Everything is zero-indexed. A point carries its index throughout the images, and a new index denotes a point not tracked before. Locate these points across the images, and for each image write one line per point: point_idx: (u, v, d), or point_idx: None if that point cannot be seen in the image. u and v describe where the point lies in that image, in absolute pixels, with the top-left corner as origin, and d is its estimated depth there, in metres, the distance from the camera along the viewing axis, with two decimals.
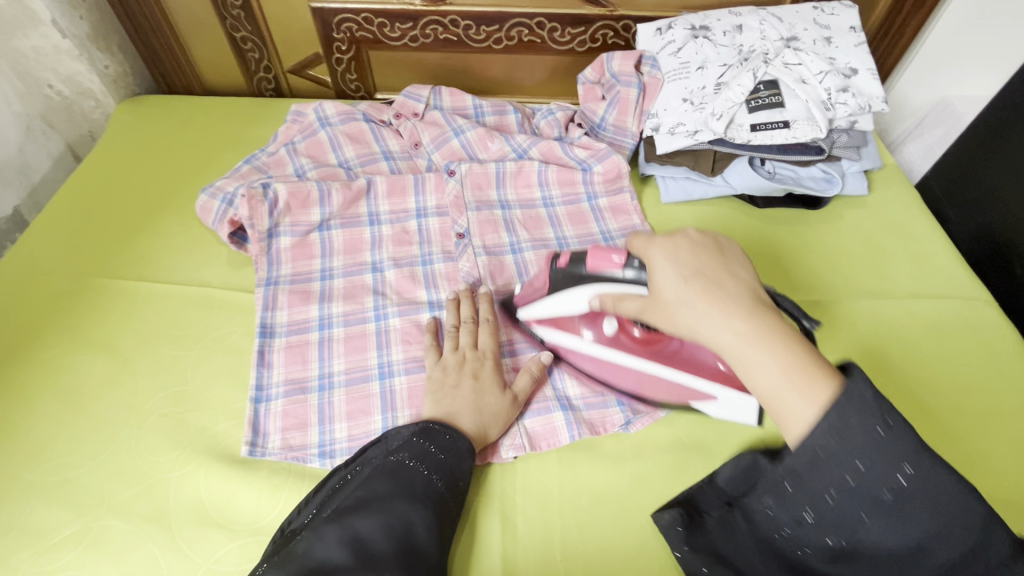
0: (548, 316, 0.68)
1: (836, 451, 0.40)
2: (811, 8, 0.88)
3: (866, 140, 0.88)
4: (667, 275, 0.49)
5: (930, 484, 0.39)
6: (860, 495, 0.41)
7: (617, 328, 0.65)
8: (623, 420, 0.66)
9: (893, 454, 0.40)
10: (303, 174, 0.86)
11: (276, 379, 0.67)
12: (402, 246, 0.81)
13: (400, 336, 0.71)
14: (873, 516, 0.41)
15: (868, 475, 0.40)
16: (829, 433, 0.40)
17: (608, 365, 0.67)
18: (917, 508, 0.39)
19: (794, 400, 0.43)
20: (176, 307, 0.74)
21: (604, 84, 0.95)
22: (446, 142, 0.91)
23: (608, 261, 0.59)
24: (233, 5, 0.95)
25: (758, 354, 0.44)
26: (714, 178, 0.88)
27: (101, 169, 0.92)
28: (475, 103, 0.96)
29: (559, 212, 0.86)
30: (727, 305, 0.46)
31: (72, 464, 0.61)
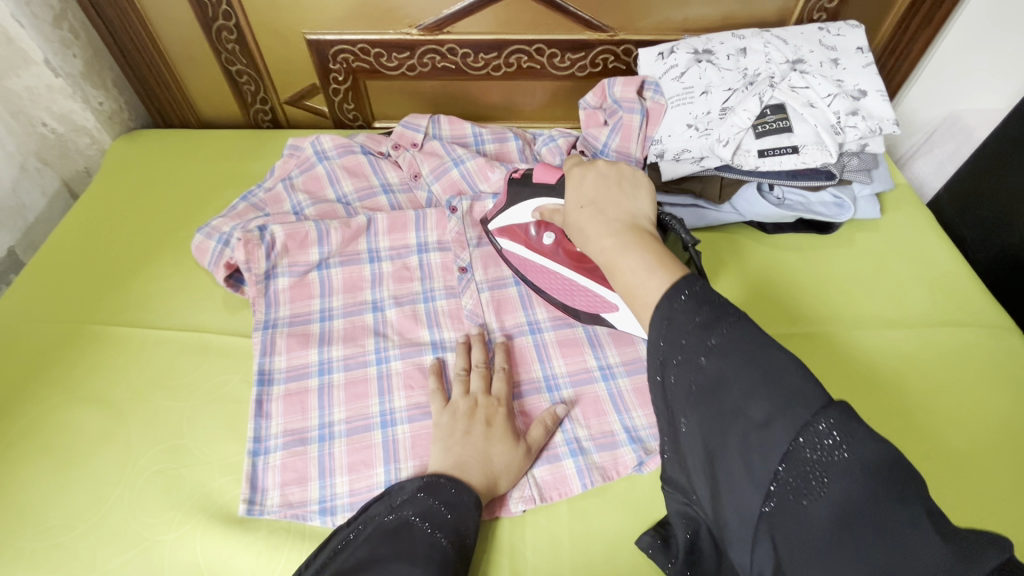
0: (503, 226, 0.75)
1: (666, 338, 0.41)
2: (816, 29, 0.86)
3: (877, 162, 0.86)
4: (572, 203, 0.55)
5: (742, 351, 0.38)
6: (695, 372, 0.39)
7: (555, 239, 0.71)
8: (636, 460, 0.63)
9: (707, 326, 0.40)
10: (301, 211, 0.84)
11: (274, 430, 0.65)
12: (404, 284, 0.79)
13: (403, 380, 0.69)
14: (699, 387, 0.39)
15: (690, 345, 0.40)
16: (663, 320, 0.42)
17: (541, 271, 0.73)
18: (731, 372, 0.38)
19: (640, 290, 0.45)
20: (172, 353, 0.72)
21: (606, 109, 0.93)
22: (446, 172, 0.89)
23: (548, 175, 0.67)
24: (228, 39, 0.94)
25: (618, 256, 0.48)
26: (722, 205, 0.85)
27: (95, 207, 0.91)
28: (474, 131, 0.95)
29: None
30: (606, 223, 0.51)
31: (63, 527, 0.59)
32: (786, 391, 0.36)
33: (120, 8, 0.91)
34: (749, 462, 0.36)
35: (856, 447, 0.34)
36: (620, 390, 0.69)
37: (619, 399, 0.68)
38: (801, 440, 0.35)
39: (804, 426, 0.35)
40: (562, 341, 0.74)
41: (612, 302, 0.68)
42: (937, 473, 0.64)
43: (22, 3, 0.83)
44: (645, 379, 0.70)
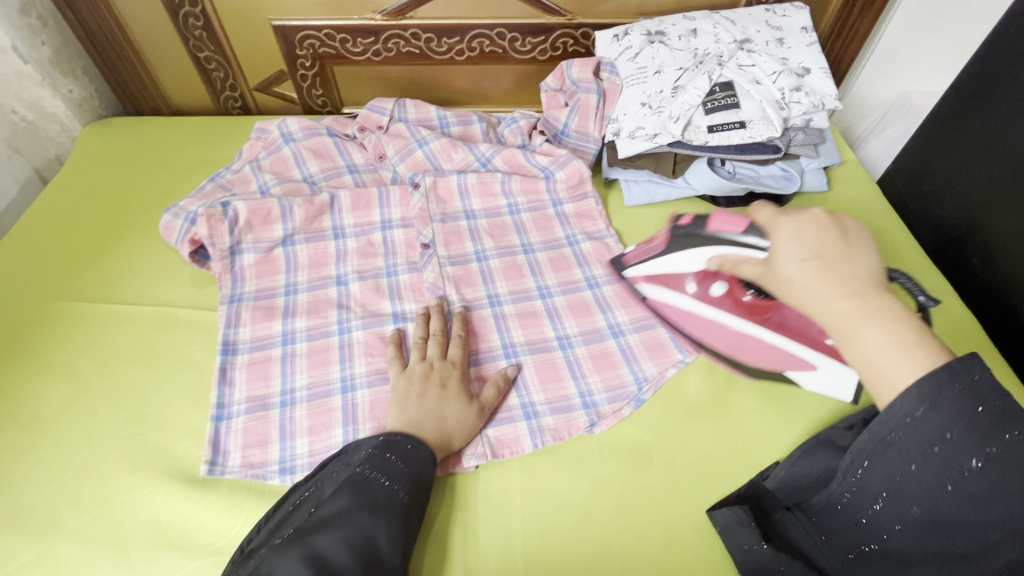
0: (651, 276, 0.76)
1: (923, 427, 0.44)
2: (763, 11, 0.89)
3: (823, 137, 0.90)
4: (790, 255, 0.54)
5: (1012, 460, 0.44)
6: (948, 465, 0.44)
7: (725, 290, 0.72)
8: (588, 422, 0.66)
9: (974, 430, 0.44)
10: (267, 191, 0.86)
11: (237, 397, 0.67)
12: (367, 259, 0.81)
13: (363, 349, 0.71)
14: (954, 483, 0.44)
15: (956, 443, 0.44)
16: (926, 406, 0.44)
17: (707, 324, 0.72)
18: (994, 478, 0.43)
19: (888, 368, 0.46)
20: (139, 327, 0.74)
21: (566, 91, 0.95)
22: (410, 153, 0.91)
23: (733, 224, 0.71)
24: (195, 26, 0.96)
25: (860, 326, 0.48)
26: (676, 179, 0.89)
27: (65, 192, 0.92)
28: (439, 114, 0.97)
29: (525, 218, 0.87)
30: (840, 281, 0.50)
31: (29, 491, 0.60)
32: None
33: None
34: (991, 551, 0.43)
35: None
36: (576, 356, 0.72)
37: (575, 365, 0.71)
38: None
39: None
40: (521, 313, 0.76)
41: (807, 361, 0.68)
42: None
43: None
44: (601, 346, 0.73)
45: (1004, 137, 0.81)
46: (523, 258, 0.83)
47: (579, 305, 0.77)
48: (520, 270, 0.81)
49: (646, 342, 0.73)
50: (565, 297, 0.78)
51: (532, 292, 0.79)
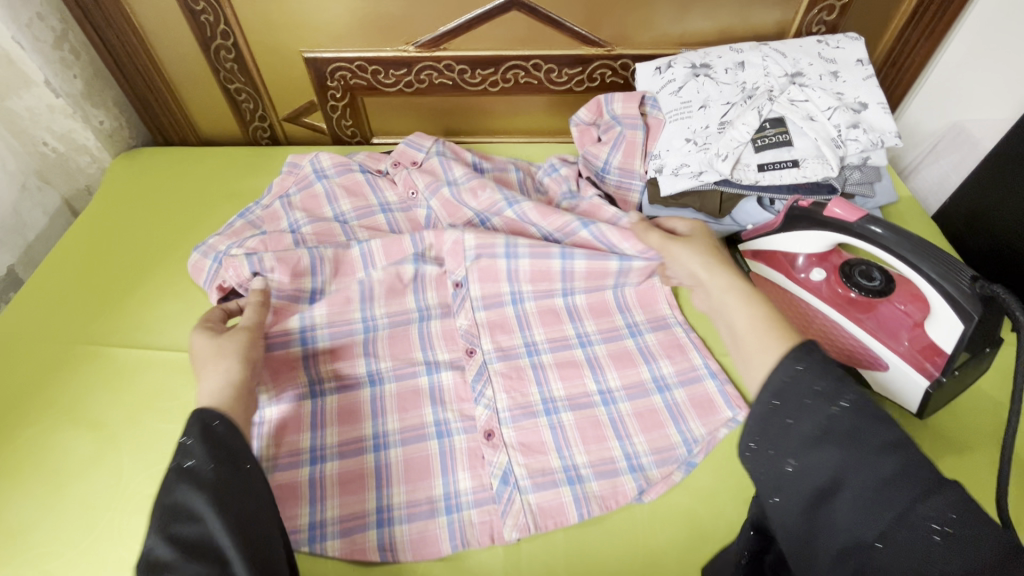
0: (760, 251, 0.76)
1: (793, 378, 0.37)
2: (815, 42, 0.85)
3: (879, 175, 0.84)
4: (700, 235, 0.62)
5: (864, 413, 0.34)
6: (822, 409, 0.35)
7: (825, 277, 0.70)
8: (637, 490, 0.61)
9: (829, 365, 0.37)
10: (301, 237, 0.80)
11: (263, 453, 0.63)
12: (395, 299, 0.75)
13: (396, 403, 0.68)
14: (800, 422, 0.35)
15: (819, 390, 0.35)
16: (789, 366, 0.37)
17: (796, 306, 0.72)
18: (856, 427, 0.34)
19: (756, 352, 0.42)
20: (165, 374, 0.71)
21: (601, 125, 0.92)
22: (440, 189, 0.85)
23: (847, 215, 0.64)
24: (226, 58, 0.95)
25: (724, 300, 0.50)
26: (723, 219, 0.83)
27: (94, 226, 0.91)
28: (475, 159, 0.93)
29: (579, 266, 0.74)
30: (701, 252, 0.58)
31: (52, 554, 0.58)
32: (919, 458, 0.32)
33: (120, 28, 0.92)
34: (855, 522, 0.31)
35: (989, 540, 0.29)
36: (621, 414, 0.67)
37: (620, 424, 0.66)
38: (925, 505, 0.30)
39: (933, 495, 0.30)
40: (560, 363, 0.72)
41: (881, 360, 0.64)
42: None
43: (23, 25, 0.83)
44: (646, 402, 0.68)
45: None
46: (561, 301, 0.78)
47: (622, 355, 0.73)
48: (559, 316, 0.77)
49: (695, 399, 0.68)
50: (606, 346, 0.74)
51: (572, 341, 0.74)
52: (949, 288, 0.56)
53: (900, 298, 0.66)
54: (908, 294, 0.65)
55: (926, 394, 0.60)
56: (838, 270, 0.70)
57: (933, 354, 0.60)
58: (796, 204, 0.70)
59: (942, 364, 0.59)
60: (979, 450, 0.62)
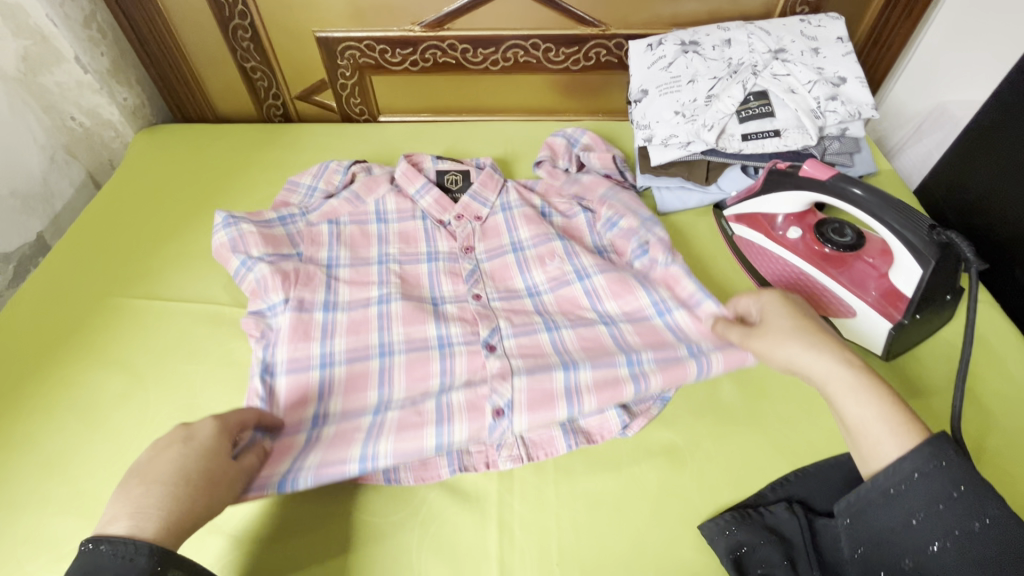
0: (743, 214, 0.81)
1: (927, 484, 0.42)
2: (798, 21, 0.90)
3: (858, 147, 0.89)
4: (778, 317, 0.56)
5: (1004, 539, 0.39)
6: (951, 522, 0.40)
7: (801, 235, 0.75)
8: (620, 425, 0.66)
9: (961, 477, 0.41)
10: (332, 314, 0.73)
11: (280, 359, 0.68)
12: (409, 436, 0.59)
13: (402, 316, 0.73)
14: (939, 539, 0.40)
15: (957, 506, 0.40)
16: (916, 468, 0.42)
17: (773, 262, 0.77)
18: (994, 555, 0.39)
19: (884, 447, 0.45)
20: (186, 323, 0.77)
21: (569, 177, 0.91)
22: (502, 258, 0.82)
23: (819, 172, 0.68)
24: (243, 38, 1.01)
25: (844, 395, 0.48)
26: (709, 186, 0.89)
27: (119, 195, 0.97)
28: (543, 204, 0.88)
29: (649, 368, 0.64)
30: (797, 342, 0.52)
31: (86, 476, 0.63)
32: None
33: (145, 9, 0.98)
34: None
35: None
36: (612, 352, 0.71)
37: None
38: None
39: None
40: (561, 302, 0.75)
41: (849, 307, 0.69)
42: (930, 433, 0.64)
43: (57, 6, 0.89)
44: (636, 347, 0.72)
45: None
46: (579, 286, 0.76)
47: (571, 302, 0.75)
48: (553, 255, 0.80)
49: None
50: (555, 295, 0.76)
51: (571, 278, 0.77)
52: (909, 235, 0.62)
53: (871, 253, 0.71)
54: (877, 249, 0.70)
55: (890, 336, 0.65)
56: (813, 229, 0.75)
57: (897, 300, 0.65)
58: (774, 167, 0.75)
59: (904, 308, 0.64)
60: (941, 393, 0.67)
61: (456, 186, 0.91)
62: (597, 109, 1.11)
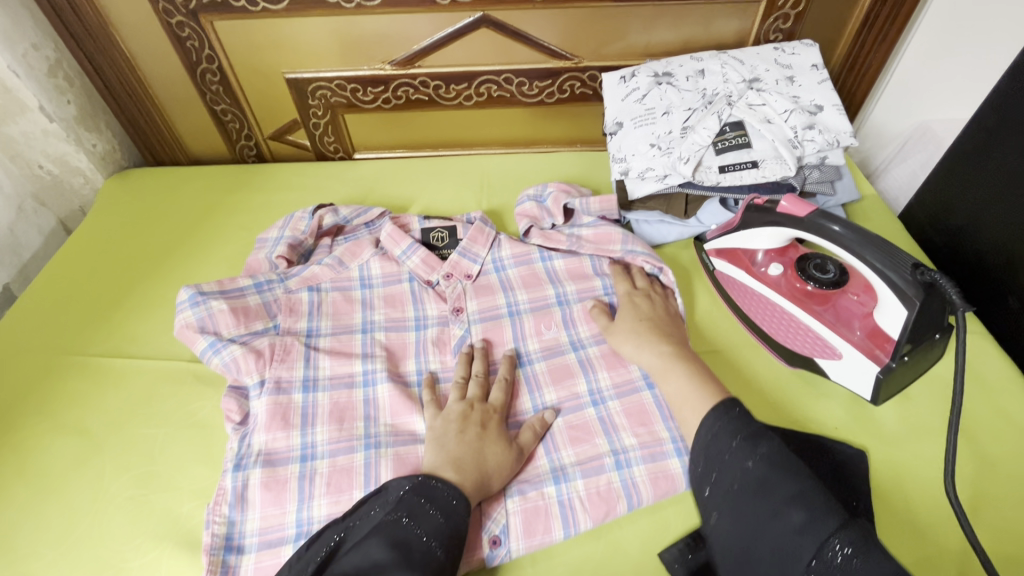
0: (723, 248, 0.78)
1: (716, 434, 0.53)
2: (772, 49, 0.89)
3: (840, 174, 0.87)
4: (625, 317, 0.72)
5: (776, 462, 0.49)
6: (736, 462, 0.51)
7: (783, 270, 0.73)
8: (623, 488, 0.61)
9: (735, 428, 0.53)
10: (312, 395, 0.69)
11: (255, 448, 0.65)
12: None
13: (389, 405, 0.69)
14: (735, 481, 0.50)
15: (737, 448, 0.51)
16: (713, 422, 0.54)
17: (757, 300, 0.74)
18: (770, 477, 0.48)
19: (694, 402, 0.59)
20: (149, 381, 0.74)
21: (568, 236, 0.84)
22: (496, 319, 0.77)
23: (797, 209, 0.66)
24: (212, 81, 0.99)
25: (673, 365, 0.64)
26: (689, 220, 0.87)
27: (86, 245, 0.94)
28: (543, 252, 0.83)
29: (639, 476, 0.62)
30: (662, 338, 0.68)
31: (35, 556, 0.60)
32: (818, 504, 0.45)
33: (111, 57, 0.96)
34: (770, 557, 0.45)
35: (863, 563, 0.41)
36: (610, 414, 0.67)
37: (609, 424, 0.66)
38: (823, 543, 0.43)
39: (829, 532, 0.43)
40: (552, 369, 0.72)
41: (834, 348, 0.66)
42: (921, 483, 0.61)
43: (19, 56, 0.87)
44: (637, 399, 0.68)
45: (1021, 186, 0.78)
46: (573, 357, 0.73)
47: (561, 370, 0.72)
48: (551, 319, 0.77)
49: None
50: (546, 363, 0.73)
51: (565, 347, 0.74)
52: (892, 276, 0.59)
53: (855, 288, 0.69)
54: (861, 285, 0.68)
55: (878, 380, 0.63)
56: (794, 264, 0.73)
57: (884, 341, 0.62)
58: (751, 202, 0.73)
59: (891, 350, 0.62)
60: (930, 437, 0.64)
61: (442, 243, 0.87)
62: (573, 139, 1.10)
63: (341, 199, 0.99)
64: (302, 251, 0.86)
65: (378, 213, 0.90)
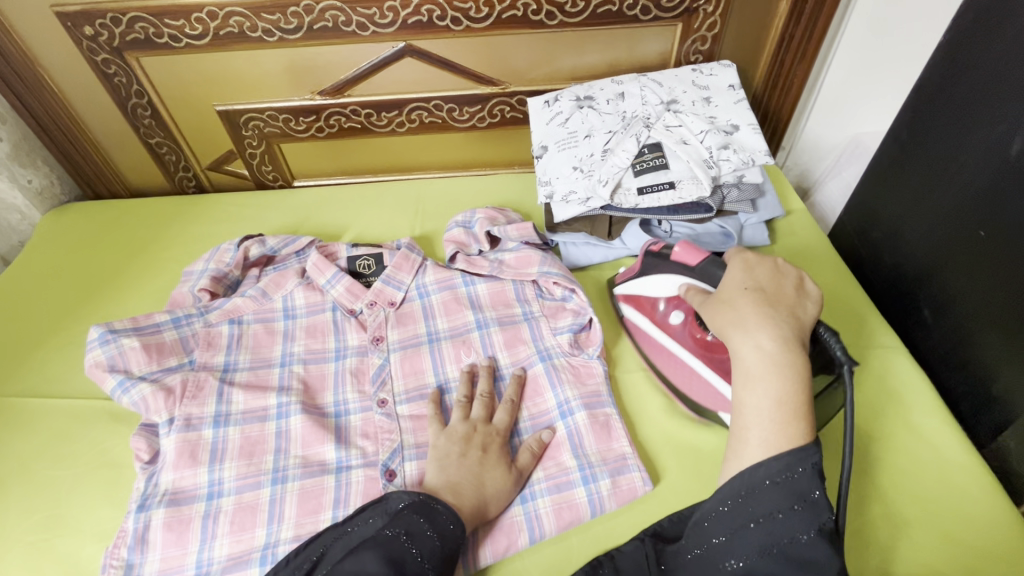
0: (630, 294, 0.77)
1: (776, 484, 0.47)
2: (690, 71, 0.91)
3: (761, 192, 0.89)
4: (738, 284, 0.59)
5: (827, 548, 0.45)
6: (786, 526, 0.46)
7: (683, 319, 0.70)
8: (527, 521, 0.61)
9: (804, 488, 0.47)
10: (223, 430, 0.69)
11: (161, 488, 0.64)
12: None
13: (301, 437, 0.69)
14: (777, 547, 0.46)
15: (797, 514, 0.46)
16: (784, 468, 0.47)
17: (661, 352, 0.72)
18: (819, 562, 0.45)
19: (750, 436, 0.50)
20: (65, 421, 0.73)
21: (492, 261, 0.86)
22: (415, 347, 0.78)
23: (689, 256, 0.68)
24: (144, 115, 1.00)
25: (765, 372, 0.51)
26: (613, 242, 0.88)
27: (17, 281, 0.94)
28: (464, 277, 0.84)
29: (543, 508, 0.62)
30: (770, 325, 0.54)
31: None
32: None
33: (42, 93, 0.96)
34: None
35: None
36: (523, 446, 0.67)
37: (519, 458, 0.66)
38: None
39: None
40: None
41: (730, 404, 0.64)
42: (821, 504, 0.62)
43: None
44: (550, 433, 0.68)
45: (930, 200, 0.79)
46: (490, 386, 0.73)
47: None
48: (470, 346, 0.78)
49: (595, 421, 0.68)
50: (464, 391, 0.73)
51: None
52: None
53: None
54: None
55: None
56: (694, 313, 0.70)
57: None
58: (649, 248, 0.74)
59: None
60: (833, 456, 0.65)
61: (369, 271, 0.88)
62: (510, 161, 1.11)
63: (276, 228, 1.00)
64: (228, 283, 0.86)
65: (308, 242, 0.90)
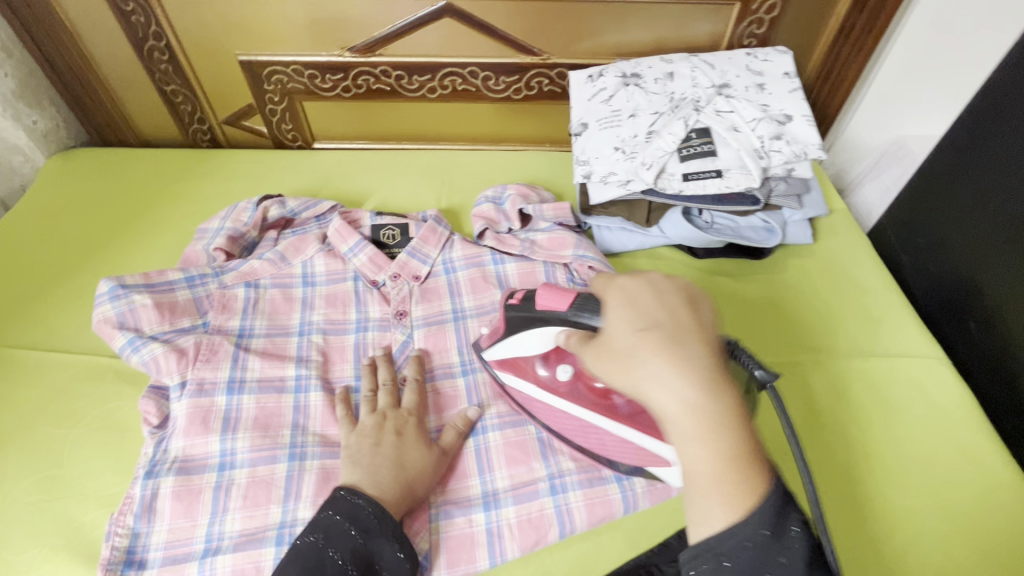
0: (501, 358, 0.63)
1: None
2: (744, 55, 0.87)
3: (807, 187, 0.85)
4: (624, 323, 0.44)
5: None
6: None
7: (572, 373, 0.58)
8: (557, 514, 0.58)
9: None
10: (237, 398, 0.65)
11: (171, 455, 0.61)
12: None
13: (320, 411, 0.65)
14: None
15: None
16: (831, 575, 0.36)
17: (566, 417, 0.60)
18: None
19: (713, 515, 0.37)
20: (69, 378, 0.69)
21: (522, 240, 0.81)
22: (440, 324, 0.74)
23: (559, 301, 0.54)
24: (161, 59, 0.94)
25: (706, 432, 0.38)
26: (650, 228, 0.84)
27: (17, 229, 0.88)
28: (493, 254, 0.80)
29: (574, 502, 0.59)
30: (684, 370, 0.40)
31: None
32: None
33: (52, 28, 0.90)
34: None
35: None
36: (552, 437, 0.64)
37: (549, 446, 0.63)
38: None
39: None
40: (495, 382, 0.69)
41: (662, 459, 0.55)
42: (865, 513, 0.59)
43: None
44: None
45: (993, 209, 0.75)
46: None
47: None
48: None
49: None
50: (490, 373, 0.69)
51: None
52: None
53: None
54: None
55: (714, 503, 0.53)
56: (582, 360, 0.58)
57: None
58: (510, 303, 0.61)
59: None
60: None
61: (393, 241, 0.83)
62: (542, 138, 1.06)
63: (295, 190, 0.95)
64: (245, 244, 0.81)
65: (329, 206, 0.86)
